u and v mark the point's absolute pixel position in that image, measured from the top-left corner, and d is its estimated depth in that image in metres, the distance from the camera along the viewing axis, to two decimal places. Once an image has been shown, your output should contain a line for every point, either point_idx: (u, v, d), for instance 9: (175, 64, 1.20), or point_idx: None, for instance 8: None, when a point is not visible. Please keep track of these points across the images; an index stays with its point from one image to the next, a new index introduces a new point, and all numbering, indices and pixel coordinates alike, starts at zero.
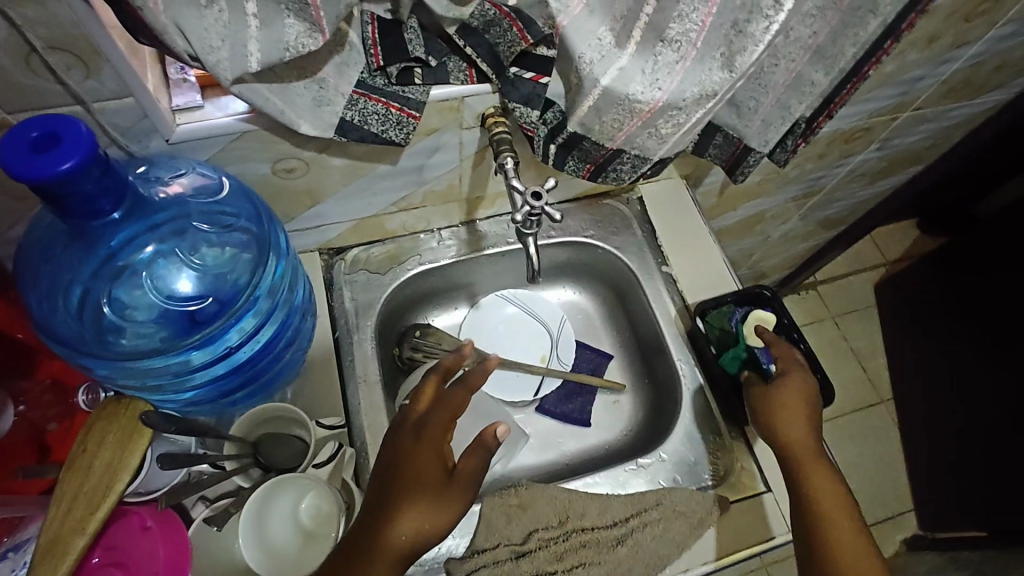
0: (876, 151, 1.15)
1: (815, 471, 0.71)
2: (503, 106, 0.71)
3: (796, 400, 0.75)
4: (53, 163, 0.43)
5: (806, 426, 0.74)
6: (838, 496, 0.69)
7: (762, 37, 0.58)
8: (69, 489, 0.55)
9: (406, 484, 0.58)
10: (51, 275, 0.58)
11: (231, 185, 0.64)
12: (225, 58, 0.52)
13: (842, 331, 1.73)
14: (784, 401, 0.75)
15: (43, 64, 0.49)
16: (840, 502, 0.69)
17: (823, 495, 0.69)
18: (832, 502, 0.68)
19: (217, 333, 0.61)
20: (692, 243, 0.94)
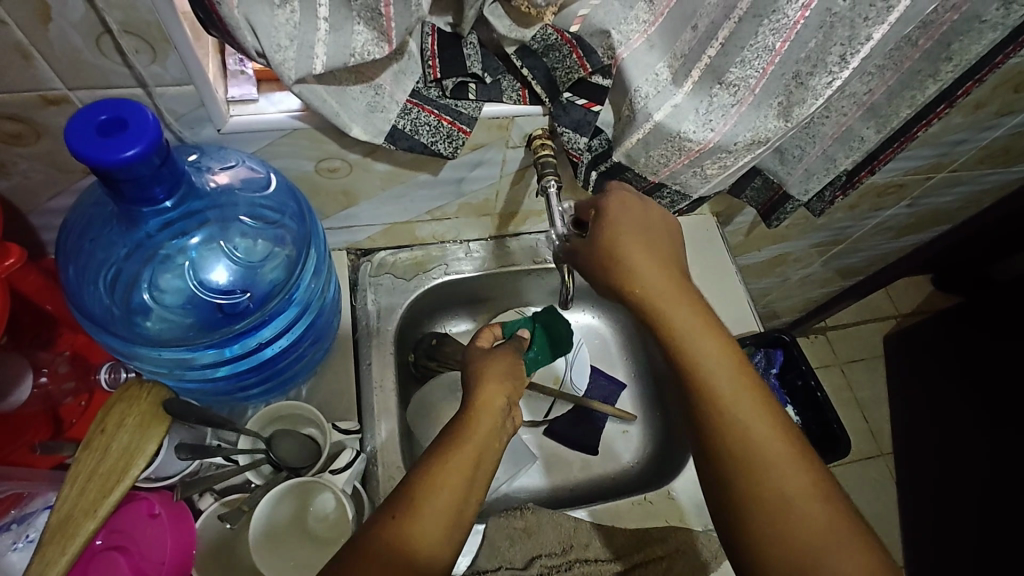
0: (906, 208, 1.15)
1: (685, 332, 0.59)
2: (551, 129, 0.71)
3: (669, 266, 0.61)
4: (118, 149, 0.43)
5: (660, 270, 0.61)
6: (786, 446, 0.55)
7: (822, 92, 0.57)
8: (82, 471, 0.54)
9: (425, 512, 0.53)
10: (87, 256, 0.57)
11: (278, 182, 0.64)
12: (291, 58, 0.52)
13: (849, 380, 1.71)
14: (656, 264, 0.61)
15: (112, 46, 0.50)
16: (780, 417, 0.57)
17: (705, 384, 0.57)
18: (754, 420, 0.56)
19: (250, 328, 0.62)
20: (719, 281, 0.93)
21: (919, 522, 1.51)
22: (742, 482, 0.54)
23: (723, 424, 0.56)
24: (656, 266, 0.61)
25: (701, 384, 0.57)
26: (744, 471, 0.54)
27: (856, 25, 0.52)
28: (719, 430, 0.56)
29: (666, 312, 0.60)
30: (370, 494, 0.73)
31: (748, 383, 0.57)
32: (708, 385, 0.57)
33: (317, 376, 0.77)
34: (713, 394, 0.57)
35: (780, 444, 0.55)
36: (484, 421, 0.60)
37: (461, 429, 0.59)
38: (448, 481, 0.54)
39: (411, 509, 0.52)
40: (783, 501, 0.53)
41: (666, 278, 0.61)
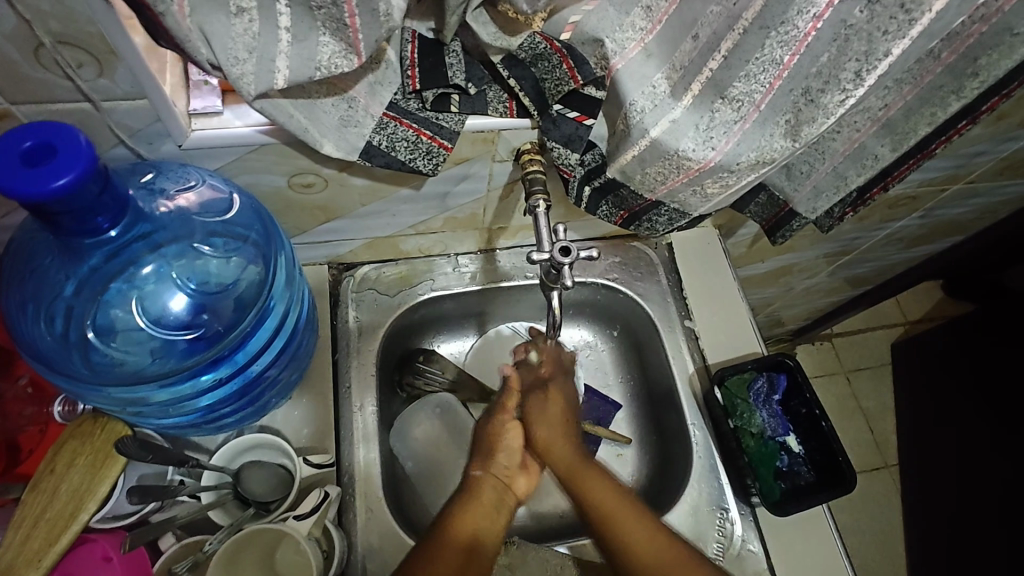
0: (919, 219, 1.10)
1: (561, 457, 0.70)
2: (541, 143, 0.67)
3: (562, 408, 0.74)
4: (49, 178, 0.39)
5: (557, 423, 0.72)
6: (646, 530, 0.66)
7: (835, 110, 0.52)
8: (32, 512, 0.51)
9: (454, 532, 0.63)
10: (36, 287, 0.53)
11: (242, 203, 0.60)
12: (249, 72, 0.48)
13: (853, 389, 1.66)
14: (550, 408, 0.73)
15: (52, 59, 0.45)
16: (652, 525, 0.66)
17: (586, 484, 0.68)
18: (628, 521, 0.66)
19: (218, 357, 0.58)
20: (720, 300, 0.89)
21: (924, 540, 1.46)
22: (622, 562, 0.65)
23: (603, 514, 0.67)
24: (541, 408, 0.73)
25: (584, 496, 0.68)
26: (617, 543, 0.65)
27: (874, 39, 0.47)
28: (598, 520, 0.67)
29: (555, 453, 0.71)
30: (346, 526, 0.70)
31: (621, 499, 0.67)
32: (578, 486, 0.69)
33: (294, 401, 0.73)
34: (591, 492, 0.68)
35: (650, 538, 0.65)
36: (487, 499, 0.67)
37: (467, 500, 0.67)
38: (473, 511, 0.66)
39: (458, 529, 0.64)
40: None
41: (560, 426, 0.72)
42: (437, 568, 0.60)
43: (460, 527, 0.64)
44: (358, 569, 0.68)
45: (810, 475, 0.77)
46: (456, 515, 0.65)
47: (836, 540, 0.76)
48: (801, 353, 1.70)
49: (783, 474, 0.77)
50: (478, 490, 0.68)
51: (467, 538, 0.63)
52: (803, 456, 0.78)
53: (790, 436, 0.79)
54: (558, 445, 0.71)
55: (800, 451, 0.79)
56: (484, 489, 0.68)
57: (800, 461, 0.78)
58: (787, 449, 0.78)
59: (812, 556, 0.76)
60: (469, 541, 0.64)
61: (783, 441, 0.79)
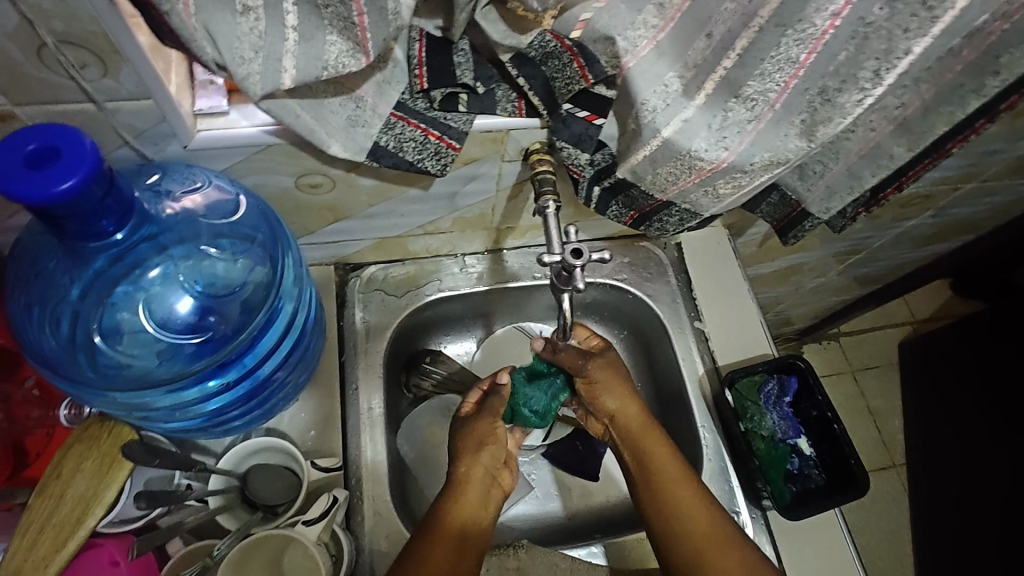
0: (931, 218, 1.08)
1: (630, 420, 0.72)
2: (550, 144, 0.66)
3: (617, 374, 0.73)
4: (53, 182, 0.38)
5: (622, 389, 0.73)
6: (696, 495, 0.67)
7: (852, 110, 0.52)
8: (39, 518, 0.51)
9: (449, 516, 0.65)
10: (42, 290, 0.53)
11: (248, 204, 0.59)
12: (256, 72, 0.47)
13: (861, 388, 1.65)
14: (607, 379, 0.72)
15: (56, 60, 0.45)
16: (702, 493, 0.67)
17: (653, 450, 0.69)
18: (684, 497, 0.67)
19: (226, 361, 0.58)
20: (730, 300, 0.88)
21: (932, 541, 1.44)
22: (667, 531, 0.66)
23: (660, 482, 0.68)
24: (605, 379, 0.72)
25: (650, 456, 0.69)
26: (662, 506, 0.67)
27: (893, 37, 0.46)
28: (654, 487, 0.68)
29: (610, 405, 0.72)
30: (353, 530, 0.69)
31: (681, 467, 0.69)
32: (645, 448, 0.70)
33: (301, 402, 0.73)
34: (657, 463, 0.69)
35: (704, 514, 0.66)
36: (472, 494, 0.67)
37: (457, 491, 0.67)
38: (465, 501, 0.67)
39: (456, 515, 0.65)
40: (701, 553, 0.64)
41: (630, 394, 0.73)
42: (431, 554, 0.61)
43: (455, 512, 0.65)
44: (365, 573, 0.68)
45: (822, 478, 0.76)
46: (449, 504, 0.66)
47: (847, 546, 0.76)
48: (809, 352, 1.68)
49: (795, 477, 0.76)
50: (466, 481, 0.68)
51: (460, 526, 0.64)
52: (814, 459, 0.77)
53: (801, 439, 0.78)
54: (629, 412, 0.72)
55: (811, 454, 0.78)
56: (468, 487, 0.68)
57: (811, 463, 0.77)
58: (798, 452, 0.77)
59: (824, 560, 0.75)
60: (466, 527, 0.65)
61: (794, 444, 0.78)
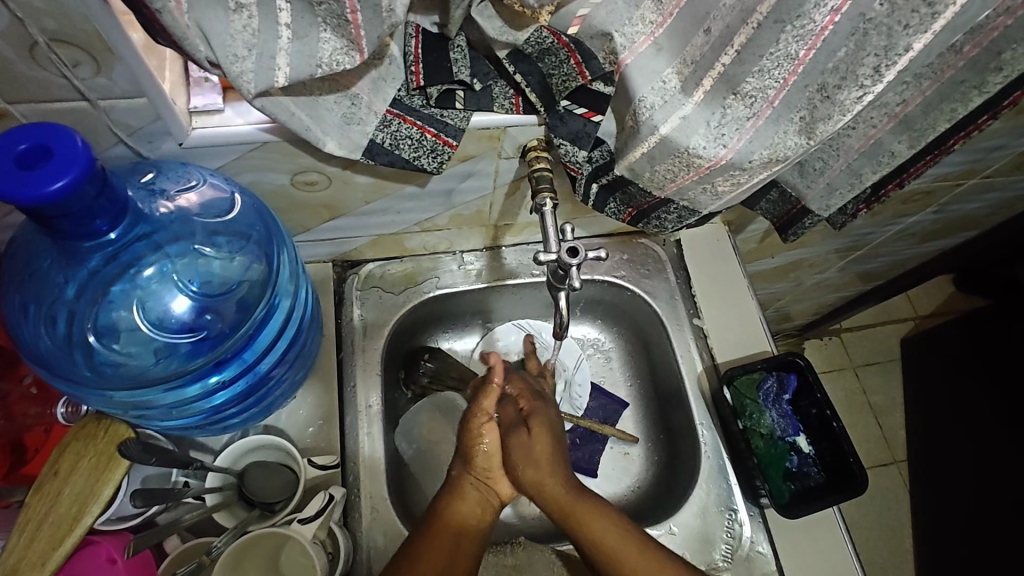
0: (932, 214, 1.08)
1: (551, 487, 0.68)
2: (547, 140, 0.66)
3: (547, 444, 0.70)
4: (45, 182, 0.38)
5: (551, 459, 0.70)
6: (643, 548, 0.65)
7: (851, 107, 0.51)
8: (36, 515, 0.51)
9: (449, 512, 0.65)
10: (39, 288, 0.52)
11: (243, 202, 0.59)
12: (250, 70, 0.47)
13: (862, 384, 1.64)
14: (535, 446, 0.70)
15: (48, 58, 0.44)
16: (646, 552, 0.64)
17: (586, 518, 0.66)
18: (629, 555, 0.64)
19: (223, 359, 0.58)
20: (729, 298, 0.87)
21: (933, 537, 1.44)
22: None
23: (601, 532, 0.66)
24: (525, 449, 0.70)
25: (581, 524, 0.66)
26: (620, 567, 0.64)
27: (894, 33, 0.46)
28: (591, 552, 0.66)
29: (530, 478, 0.69)
30: (350, 527, 0.69)
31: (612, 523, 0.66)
32: (579, 522, 0.66)
33: (299, 400, 0.73)
34: (589, 527, 0.66)
35: (652, 564, 0.63)
36: (470, 499, 0.67)
37: (449, 498, 0.67)
38: (460, 506, 0.66)
39: (453, 513, 0.65)
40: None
41: (553, 463, 0.69)
42: (428, 552, 0.61)
43: (456, 508, 0.66)
44: (363, 570, 0.68)
45: (820, 476, 0.76)
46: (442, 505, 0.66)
47: (846, 543, 0.75)
48: (809, 348, 1.68)
49: (793, 474, 0.76)
50: (461, 490, 0.68)
51: (458, 521, 0.65)
52: (813, 456, 0.77)
53: (800, 436, 0.78)
54: (549, 480, 0.68)
55: (810, 451, 0.78)
56: (466, 488, 0.68)
57: (810, 461, 0.77)
58: (797, 450, 0.77)
59: (821, 557, 0.75)
60: (466, 523, 0.65)
61: (792, 441, 0.78)
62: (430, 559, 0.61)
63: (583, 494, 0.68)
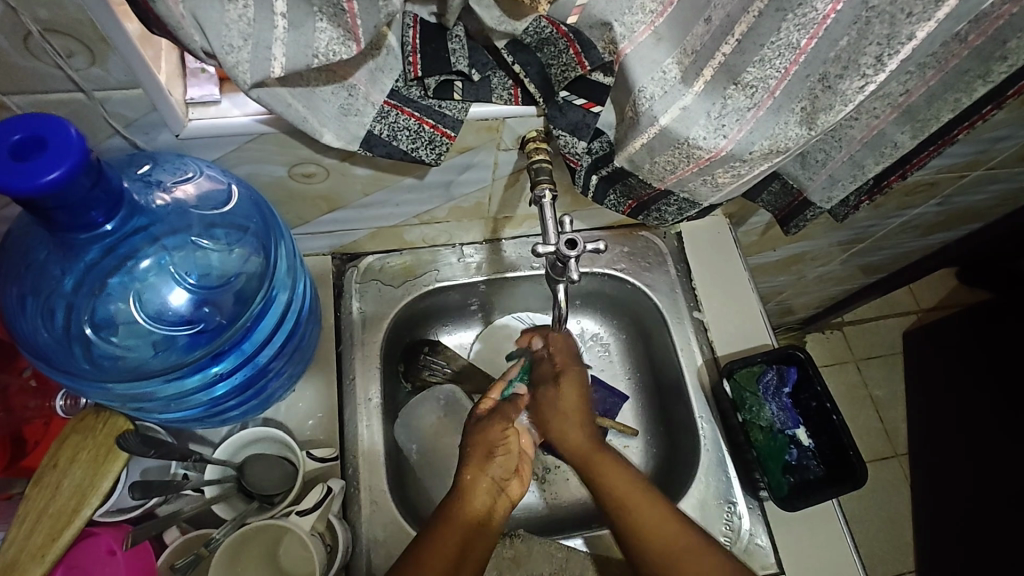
0: (936, 206, 1.07)
1: (573, 430, 0.74)
2: (547, 131, 0.65)
3: (576, 394, 0.77)
4: (39, 173, 0.38)
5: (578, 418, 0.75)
6: (658, 510, 0.67)
7: (853, 98, 0.50)
8: (36, 506, 0.52)
9: (459, 511, 0.65)
10: (36, 281, 0.52)
11: (240, 195, 0.58)
12: (245, 60, 0.46)
13: (864, 377, 1.64)
14: (562, 400, 0.76)
15: (42, 48, 0.44)
16: (656, 506, 0.67)
17: (605, 473, 0.70)
18: (637, 501, 0.67)
19: (221, 351, 0.57)
20: (730, 290, 0.87)
21: (934, 530, 1.44)
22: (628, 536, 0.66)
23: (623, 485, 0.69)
24: (553, 403, 0.76)
25: (602, 480, 0.70)
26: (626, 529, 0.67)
27: (896, 21, 0.45)
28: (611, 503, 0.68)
29: (554, 428, 0.76)
30: (350, 519, 0.69)
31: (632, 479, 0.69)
32: (595, 472, 0.71)
33: (298, 393, 0.73)
34: (608, 481, 0.70)
35: (657, 515, 0.66)
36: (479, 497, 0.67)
37: (463, 497, 0.67)
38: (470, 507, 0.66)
39: (470, 510, 0.66)
40: (668, 559, 0.64)
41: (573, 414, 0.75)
42: (434, 555, 0.60)
43: (472, 501, 0.67)
44: (362, 562, 0.68)
45: (820, 469, 0.76)
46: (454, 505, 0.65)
47: (845, 537, 0.75)
48: (811, 341, 1.68)
49: (792, 467, 0.76)
50: (472, 485, 0.68)
51: (470, 520, 0.65)
52: (812, 449, 0.77)
53: (799, 429, 0.78)
54: (570, 422, 0.75)
55: (809, 444, 0.78)
56: (477, 493, 0.67)
57: (809, 454, 0.77)
58: (796, 443, 0.77)
59: (820, 550, 0.75)
60: (479, 518, 0.66)
61: (792, 434, 0.78)
62: (445, 541, 0.61)
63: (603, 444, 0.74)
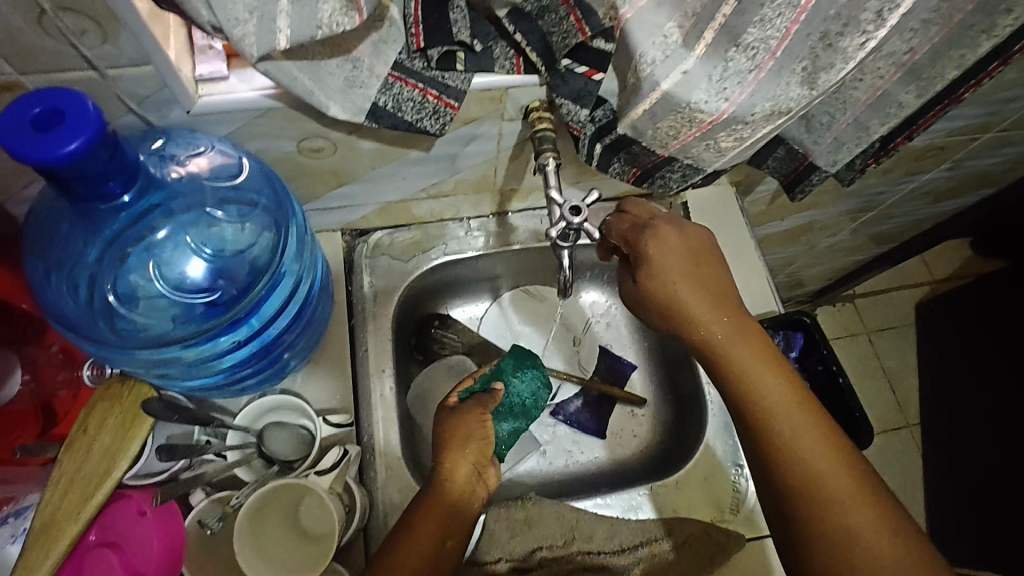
0: (946, 171, 1.06)
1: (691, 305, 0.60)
2: (550, 101, 0.66)
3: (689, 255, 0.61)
4: (58, 144, 0.39)
5: (699, 294, 0.60)
6: (813, 420, 0.56)
7: (853, 54, 0.51)
8: (67, 471, 0.55)
9: (425, 515, 0.60)
10: (61, 253, 0.55)
11: (251, 167, 0.61)
12: (251, 33, 0.47)
13: (875, 349, 1.64)
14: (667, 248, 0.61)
15: (54, 26, 0.45)
16: (881, 508, 0.53)
17: (755, 384, 0.58)
18: (797, 422, 0.56)
19: (237, 319, 0.59)
20: (736, 260, 0.87)
21: (945, 499, 1.45)
22: (773, 454, 0.56)
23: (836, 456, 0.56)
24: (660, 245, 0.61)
25: (726, 361, 0.59)
26: (837, 536, 0.53)
27: None
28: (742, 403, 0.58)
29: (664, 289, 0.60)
30: (367, 485, 0.72)
31: (785, 386, 0.58)
32: (742, 374, 0.58)
33: (312, 365, 0.75)
34: (746, 376, 0.58)
35: (832, 457, 0.55)
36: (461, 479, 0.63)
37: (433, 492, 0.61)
38: (422, 534, 0.58)
39: (449, 492, 0.62)
40: (824, 477, 0.54)
41: (703, 285, 0.60)
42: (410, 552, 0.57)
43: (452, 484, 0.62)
44: (379, 525, 0.71)
45: None
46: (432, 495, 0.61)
47: None
48: (822, 314, 1.67)
49: None
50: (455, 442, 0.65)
51: (452, 497, 0.62)
52: None
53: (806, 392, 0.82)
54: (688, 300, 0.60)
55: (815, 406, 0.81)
56: (454, 472, 0.63)
57: None
58: None
59: None
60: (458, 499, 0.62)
61: None
62: (425, 528, 0.59)
63: (731, 303, 0.61)
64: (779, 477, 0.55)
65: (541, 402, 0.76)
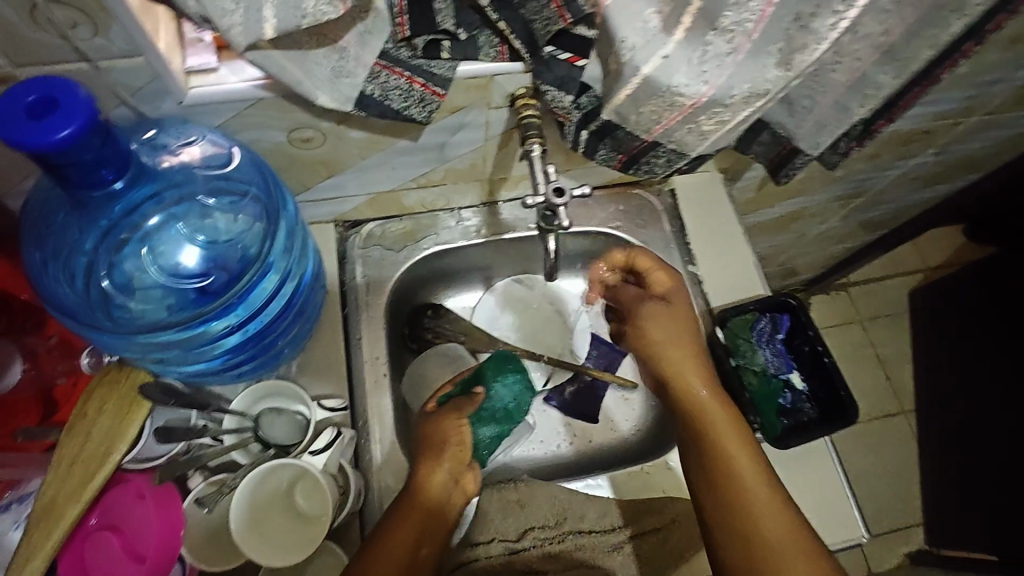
0: (932, 156, 1.07)
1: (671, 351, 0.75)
2: (535, 88, 0.67)
3: (672, 319, 0.76)
4: (51, 130, 0.41)
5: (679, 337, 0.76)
6: (757, 469, 0.67)
7: (827, 35, 0.53)
8: (69, 454, 0.57)
9: (400, 525, 0.65)
10: (56, 244, 0.56)
11: (241, 157, 0.62)
12: (238, 23, 0.48)
13: (869, 336, 1.65)
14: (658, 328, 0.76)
15: (47, 19, 0.46)
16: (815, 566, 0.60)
17: (704, 404, 0.72)
18: (746, 473, 0.67)
19: (228, 304, 0.60)
20: (724, 245, 0.88)
21: (939, 483, 1.46)
22: (716, 484, 0.67)
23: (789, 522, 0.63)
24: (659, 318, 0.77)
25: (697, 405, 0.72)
26: (759, 561, 0.62)
27: None
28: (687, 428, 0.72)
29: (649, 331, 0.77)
30: (362, 469, 0.73)
31: (729, 418, 0.71)
32: (686, 389, 0.74)
33: (307, 353, 0.76)
34: (693, 393, 0.73)
35: (766, 493, 0.65)
36: (436, 485, 0.68)
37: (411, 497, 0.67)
38: (399, 535, 0.64)
39: (425, 498, 0.67)
40: (751, 519, 0.64)
41: (678, 341, 0.75)
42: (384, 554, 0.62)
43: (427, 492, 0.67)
44: (374, 507, 0.72)
45: (813, 411, 0.80)
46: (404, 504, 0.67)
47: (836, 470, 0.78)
48: (816, 302, 1.69)
49: (786, 411, 0.80)
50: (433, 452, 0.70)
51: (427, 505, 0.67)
52: (806, 393, 0.81)
53: (793, 372, 0.82)
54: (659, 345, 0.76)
55: (803, 387, 0.82)
56: (431, 478, 0.68)
57: (804, 397, 0.81)
58: (789, 386, 0.82)
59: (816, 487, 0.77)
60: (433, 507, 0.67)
61: (785, 378, 0.82)
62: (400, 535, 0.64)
63: (701, 347, 0.76)
64: (714, 510, 0.66)
65: (522, 407, 0.79)
